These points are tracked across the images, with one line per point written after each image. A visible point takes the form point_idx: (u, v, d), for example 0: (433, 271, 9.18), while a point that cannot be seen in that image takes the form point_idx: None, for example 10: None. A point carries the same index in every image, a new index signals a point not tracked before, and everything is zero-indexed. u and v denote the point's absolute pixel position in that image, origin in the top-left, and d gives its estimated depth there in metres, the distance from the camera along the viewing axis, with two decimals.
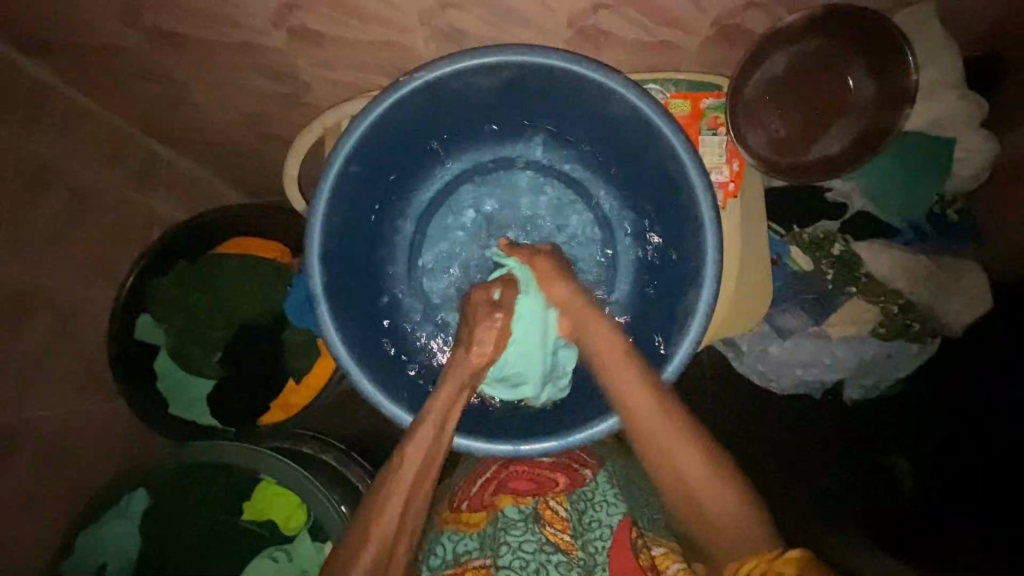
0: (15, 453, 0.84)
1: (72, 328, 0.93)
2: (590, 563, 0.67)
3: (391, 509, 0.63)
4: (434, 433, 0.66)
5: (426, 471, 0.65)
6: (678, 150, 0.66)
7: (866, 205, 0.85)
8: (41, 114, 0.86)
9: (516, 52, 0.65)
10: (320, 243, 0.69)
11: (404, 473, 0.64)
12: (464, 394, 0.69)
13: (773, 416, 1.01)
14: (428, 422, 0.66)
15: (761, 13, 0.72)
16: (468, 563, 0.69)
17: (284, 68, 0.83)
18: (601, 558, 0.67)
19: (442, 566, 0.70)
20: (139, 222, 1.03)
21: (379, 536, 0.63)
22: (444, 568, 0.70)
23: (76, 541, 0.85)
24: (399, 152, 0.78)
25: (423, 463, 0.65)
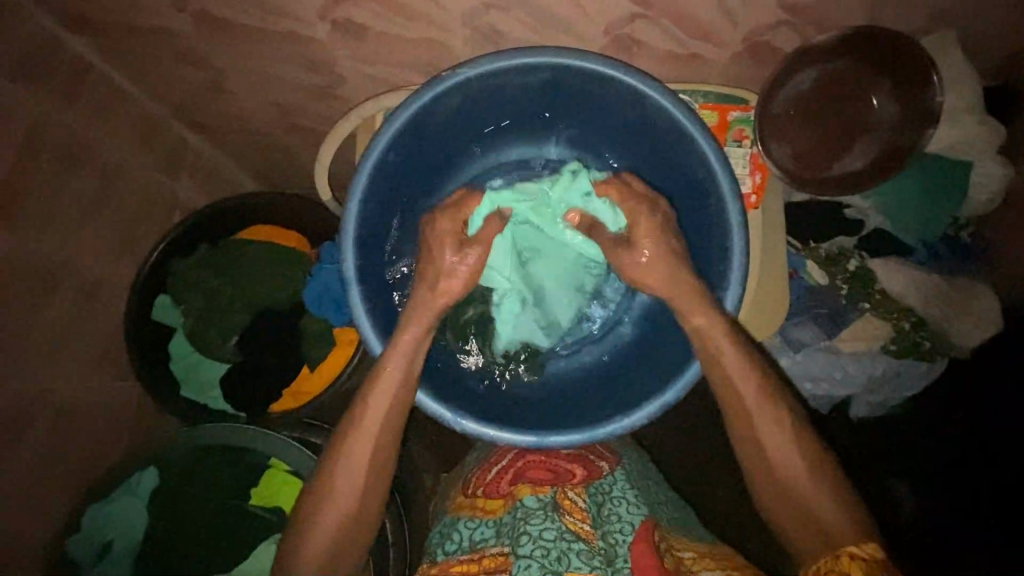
0: (31, 424, 0.84)
1: (92, 306, 0.93)
2: (612, 554, 0.65)
3: (348, 480, 0.66)
4: (390, 397, 0.67)
5: (380, 439, 0.67)
6: (708, 155, 0.69)
7: (882, 222, 0.88)
8: (79, 93, 0.87)
9: (558, 55, 0.68)
10: (355, 228, 0.71)
11: (355, 444, 0.67)
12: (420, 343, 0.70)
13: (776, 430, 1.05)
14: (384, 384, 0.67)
15: (791, 31, 0.75)
16: (484, 550, 0.67)
17: (323, 60, 0.85)
18: (623, 550, 0.65)
19: (457, 550, 0.69)
20: (163, 204, 1.03)
21: (334, 507, 0.66)
22: (460, 554, 0.68)
23: (83, 517, 0.84)
24: (435, 145, 0.79)
25: (379, 432, 0.67)
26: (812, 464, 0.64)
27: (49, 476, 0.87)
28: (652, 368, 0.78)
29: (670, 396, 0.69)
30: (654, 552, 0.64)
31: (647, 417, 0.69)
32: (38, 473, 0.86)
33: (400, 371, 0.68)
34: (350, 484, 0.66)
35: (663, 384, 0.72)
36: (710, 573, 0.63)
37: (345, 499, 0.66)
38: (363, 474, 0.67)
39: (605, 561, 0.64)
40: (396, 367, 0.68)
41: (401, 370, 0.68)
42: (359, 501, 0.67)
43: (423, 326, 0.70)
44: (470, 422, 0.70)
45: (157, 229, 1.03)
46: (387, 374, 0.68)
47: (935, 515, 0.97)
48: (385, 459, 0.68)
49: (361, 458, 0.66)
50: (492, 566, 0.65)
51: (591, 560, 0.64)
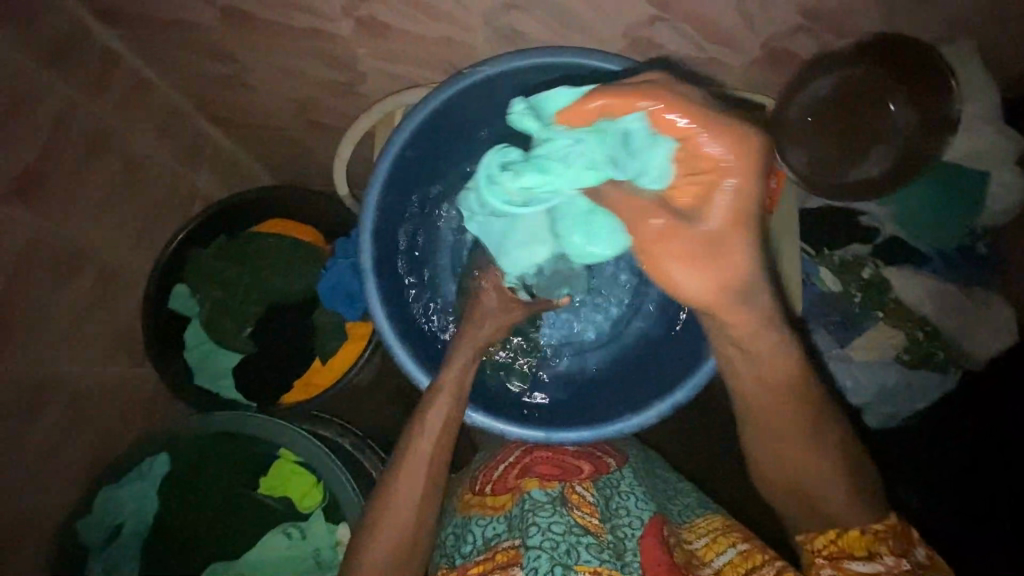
0: (48, 405, 0.85)
1: (111, 292, 0.95)
2: (621, 549, 0.65)
3: (398, 515, 0.65)
4: (436, 442, 0.68)
5: (429, 486, 0.66)
6: None
7: (898, 230, 0.88)
8: (107, 83, 0.89)
9: (576, 56, 0.69)
10: (372, 224, 0.73)
11: (403, 493, 0.65)
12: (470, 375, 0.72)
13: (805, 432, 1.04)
14: (435, 412, 0.69)
15: (810, 38, 0.75)
16: (498, 545, 0.67)
17: (345, 57, 0.87)
18: (632, 543, 0.65)
19: (474, 550, 0.69)
20: (184, 196, 1.06)
21: (384, 546, 0.64)
22: (475, 555, 0.68)
23: (96, 496, 0.86)
24: (453, 143, 0.80)
25: (425, 474, 0.66)
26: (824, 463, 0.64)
27: (62, 458, 0.89)
28: (663, 367, 0.78)
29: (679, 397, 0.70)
30: (663, 548, 0.65)
31: (655, 416, 0.71)
32: (54, 454, 0.87)
33: (445, 412, 0.69)
34: (402, 534, 0.64)
35: (673, 385, 0.73)
36: (721, 558, 0.65)
37: (398, 548, 0.64)
38: (416, 523, 0.65)
39: (614, 555, 0.64)
40: (442, 410, 0.69)
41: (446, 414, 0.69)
42: (411, 548, 0.65)
43: (462, 365, 0.72)
44: (482, 416, 0.72)
45: (176, 220, 1.05)
46: (434, 416, 0.68)
47: (945, 524, 0.97)
48: (429, 494, 0.66)
49: (410, 506, 0.65)
50: (505, 561, 0.65)
51: (601, 554, 0.63)
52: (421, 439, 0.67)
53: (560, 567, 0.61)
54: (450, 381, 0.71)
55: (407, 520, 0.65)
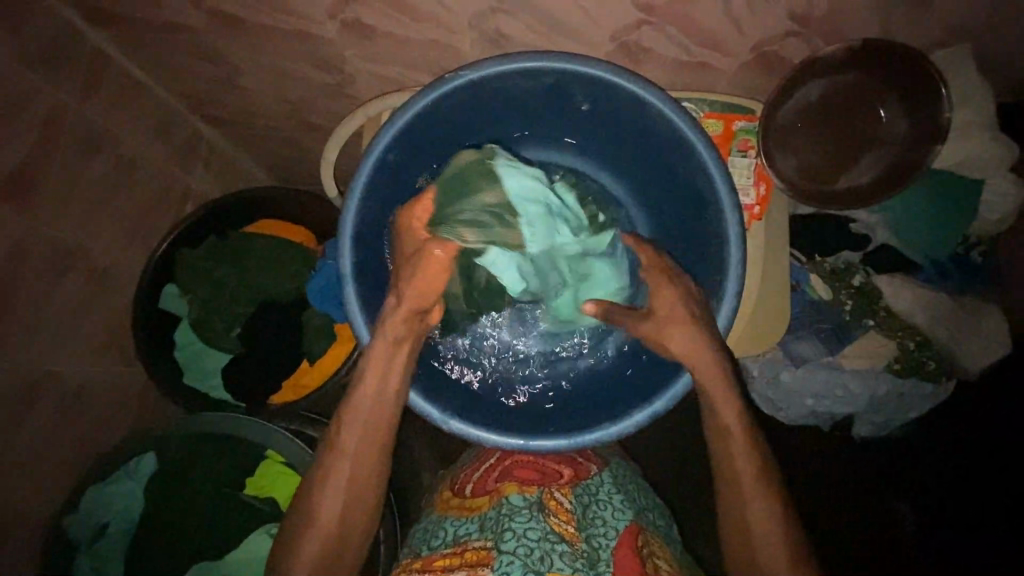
0: (39, 405, 0.86)
1: (102, 292, 0.96)
2: (595, 558, 0.65)
3: (333, 491, 0.68)
4: (371, 415, 0.69)
5: (360, 465, 0.69)
6: (706, 161, 0.68)
7: (889, 238, 0.87)
8: (99, 85, 0.89)
9: (560, 59, 0.68)
10: (353, 230, 0.72)
11: (337, 467, 0.68)
12: (401, 352, 0.70)
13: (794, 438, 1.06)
14: (367, 392, 0.69)
15: (801, 42, 0.74)
16: (468, 543, 0.66)
17: (332, 58, 0.86)
18: (605, 554, 0.65)
19: (441, 545, 0.68)
20: (176, 196, 1.06)
21: (319, 522, 0.67)
22: (442, 548, 0.67)
23: (82, 497, 0.86)
24: (438, 146, 0.80)
25: (359, 455, 0.69)
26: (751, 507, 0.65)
27: (53, 455, 0.90)
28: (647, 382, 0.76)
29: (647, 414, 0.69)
30: (637, 560, 0.64)
31: (633, 426, 0.69)
32: (45, 451, 0.88)
33: (375, 386, 0.69)
34: (333, 504, 0.68)
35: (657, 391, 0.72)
36: None
37: (332, 518, 0.67)
38: (346, 491, 0.68)
39: (587, 564, 0.64)
40: (368, 383, 0.69)
41: (376, 388, 0.69)
42: (343, 518, 0.68)
43: (392, 339, 0.70)
44: (459, 423, 0.70)
45: (169, 219, 1.06)
46: (364, 389, 0.69)
47: (940, 529, 1.02)
48: (367, 475, 0.69)
49: (342, 477, 0.68)
50: (474, 561, 0.64)
51: (575, 563, 0.63)
52: (353, 411, 0.69)
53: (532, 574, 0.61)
54: (377, 355, 0.69)
55: (339, 497, 0.68)
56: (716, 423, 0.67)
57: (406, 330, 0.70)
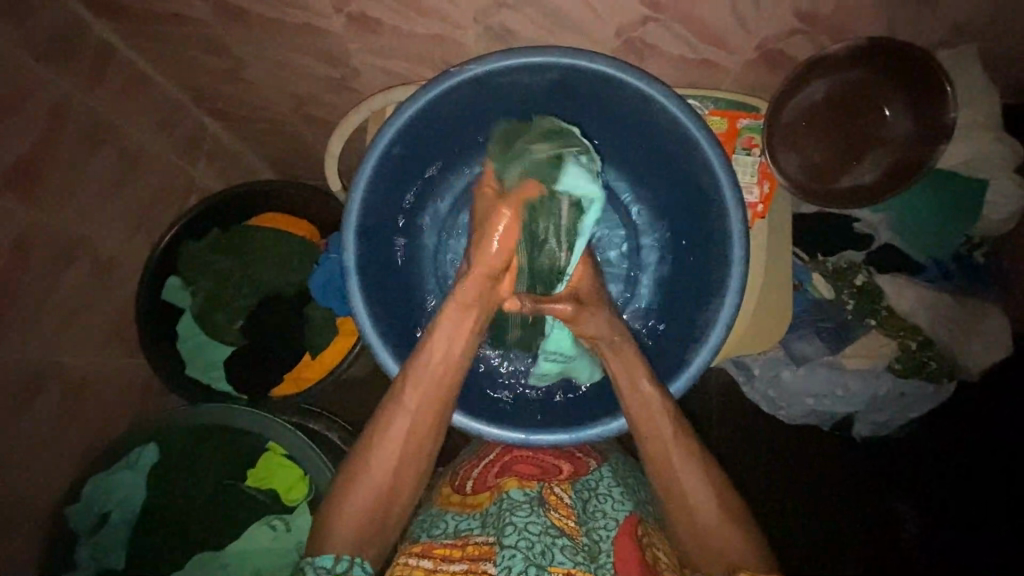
0: (42, 395, 0.87)
1: (105, 283, 0.96)
2: (595, 551, 0.65)
3: (390, 444, 0.67)
4: (440, 381, 0.70)
5: (419, 422, 0.68)
6: (711, 157, 0.68)
7: (893, 238, 0.86)
8: (103, 76, 0.89)
9: (566, 55, 0.68)
10: (357, 224, 0.72)
11: (396, 419, 0.68)
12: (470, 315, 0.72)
13: (795, 437, 1.06)
14: (433, 349, 0.70)
15: (806, 41, 0.74)
16: (469, 538, 0.67)
17: (337, 52, 0.86)
18: (605, 546, 0.66)
19: (442, 536, 0.68)
20: (178, 189, 1.06)
21: (372, 475, 0.66)
22: (443, 538, 0.68)
23: (85, 485, 0.87)
24: (441, 142, 0.80)
25: (422, 412, 0.68)
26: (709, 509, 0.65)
27: (53, 447, 0.90)
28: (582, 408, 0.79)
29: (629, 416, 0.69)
30: (637, 553, 0.65)
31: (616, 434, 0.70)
32: (48, 441, 0.89)
33: (442, 354, 0.70)
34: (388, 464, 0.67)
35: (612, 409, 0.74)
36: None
37: (382, 480, 0.67)
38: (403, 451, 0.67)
39: (588, 558, 0.64)
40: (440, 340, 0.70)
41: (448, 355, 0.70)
42: (396, 474, 0.67)
43: (461, 303, 0.72)
44: (459, 415, 0.71)
45: (172, 212, 1.06)
46: (430, 348, 0.70)
47: (944, 527, 1.02)
48: (426, 435, 0.69)
49: (399, 440, 0.67)
50: (476, 555, 0.65)
51: (575, 556, 0.63)
52: (420, 367, 0.69)
53: (533, 568, 0.61)
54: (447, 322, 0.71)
55: (396, 451, 0.67)
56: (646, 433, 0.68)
57: (476, 296, 0.72)
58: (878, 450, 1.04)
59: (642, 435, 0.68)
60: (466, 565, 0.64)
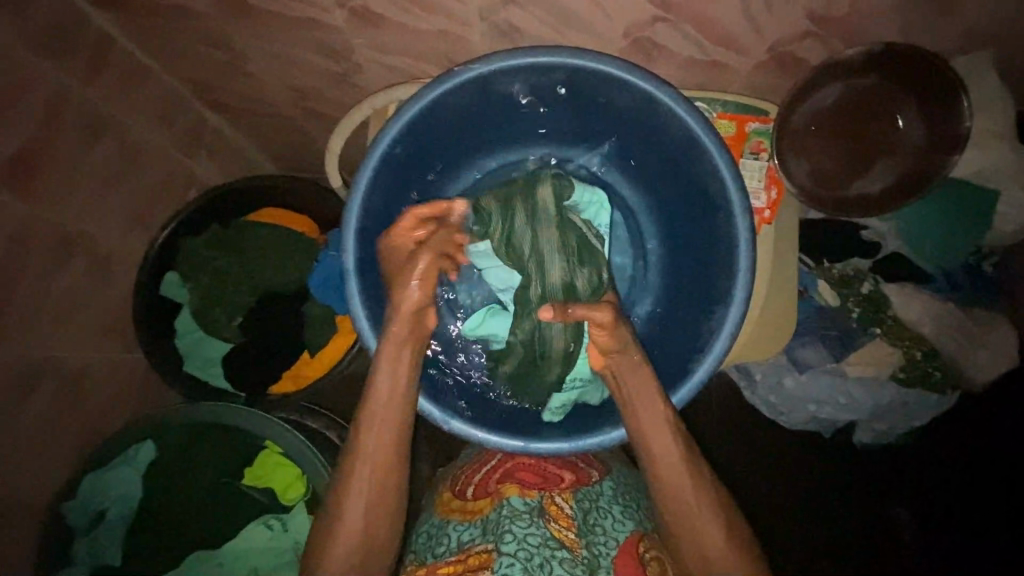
0: (38, 389, 0.86)
1: (103, 277, 0.95)
2: (594, 564, 0.65)
3: (354, 495, 0.66)
4: (390, 419, 0.68)
5: (380, 466, 0.67)
6: (718, 163, 0.67)
7: (901, 246, 0.85)
8: (101, 69, 0.88)
9: (574, 56, 0.67)
10: (357, 224, 0.71)
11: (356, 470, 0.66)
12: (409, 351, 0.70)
13: (796, 443, 1.05)
14: (381, 392, 0.68)
15: (818, 44, 0.72)
16: (470, 549, 0.67)
17: (340, 46, 0.85)
18: (605, 562, 0.65)
19: (446, 552, 0.68)
20: (178, 183, 1.05)
21: (347, 526, 0.65)
22: (447, 556, 0.68)
23: (80, 482, 0.86)
24: (445, 141, 0.79)
25: (378, 455, 0.67)
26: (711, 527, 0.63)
27: (50, 442, 0.89)
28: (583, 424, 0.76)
29: (629, 431, 0.68)
30: (637, 565, 0.66)
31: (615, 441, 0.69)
32: (44, 435, 0.88)
33: (387, 388, 0.68)
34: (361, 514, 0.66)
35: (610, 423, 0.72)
36: None
37: (356, 530, 0.65)
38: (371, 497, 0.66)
39: (587, 571, 0.64)
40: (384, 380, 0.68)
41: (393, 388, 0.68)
42: (369, 520, 0.66)
43: (402, 337, 0.70)
44: (457, 423, 0.70)
45: (171, 206, 1.05)
46: (378, 388, 0.68)
47: (949, 531, 1.02)
48: (388, 478, 0.67)
49: (362, 489, 0.66)
50: (476, 564, 0.65)
51: (573, 569, 0.64)
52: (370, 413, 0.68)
53: None
54: (387, 355, 0.69)
55: (364, 499, 0.66)
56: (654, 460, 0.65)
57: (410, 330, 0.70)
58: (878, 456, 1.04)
59: (647, 452, 0.66)
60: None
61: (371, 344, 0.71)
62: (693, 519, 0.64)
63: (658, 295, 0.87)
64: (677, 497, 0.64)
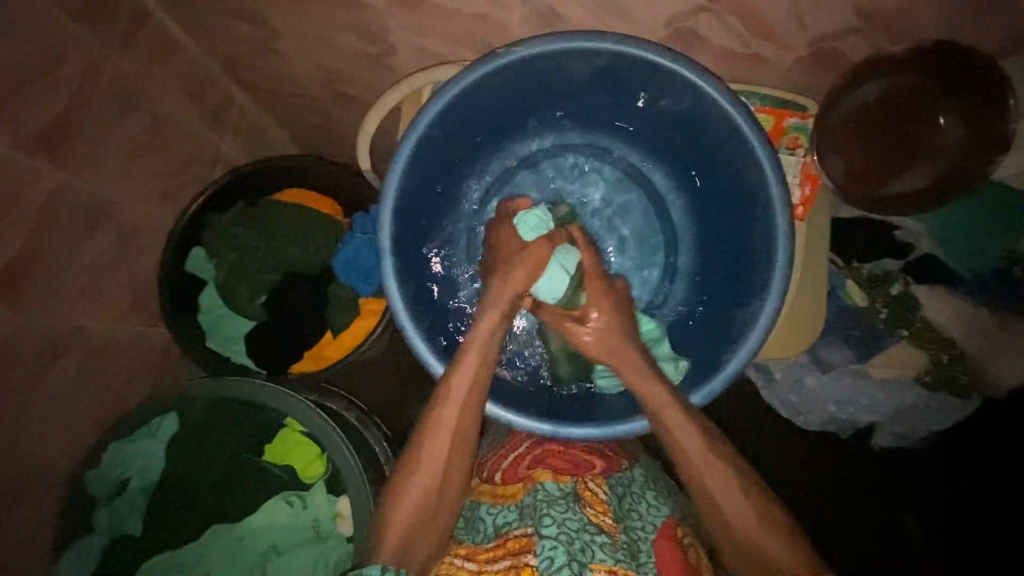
0: (64, 356, 0.86)
1: (131, 249, 0.95)
2: (634, 549, 0.65)
3: (427, 468, 0.67)
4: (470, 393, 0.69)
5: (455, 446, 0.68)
6: (759, 154, 0.67)
7: (934, 248, 0.85)
8: (133, 40, 0.87)
9: (617, 42, 0.66)
10: (393, 203, 0.71)
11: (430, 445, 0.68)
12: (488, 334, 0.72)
13: (811, 444, 1.06)
14: (462, 376, 0.69)
15: (862, 40, 0.71)
16: (509, 533, 0.68)
17: (376, 27, 0.84)
18: (645, 546, 0.66)
19: (485, 539, 0.69)
20: (204, 160, 1.05)
21: (411, 498, 0.67)
22: (486, 541, 0.69)
23: (104, 451, 0.87)
24: (482, 124, 0.79)
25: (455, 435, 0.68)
26: (729, 498, 0.65)
27: (75, 410, 0.90)
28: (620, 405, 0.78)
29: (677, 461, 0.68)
30: (677, 550, 0.66)
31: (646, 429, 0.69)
32: (69, 404, 0.89)
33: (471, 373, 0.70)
34: (433, 472, 0.68)
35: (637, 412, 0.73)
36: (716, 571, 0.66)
37: (420, 497, 0.67)
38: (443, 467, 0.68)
39: (627, 554, 0.65)
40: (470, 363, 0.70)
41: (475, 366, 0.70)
42: (433, 494, 0.67)
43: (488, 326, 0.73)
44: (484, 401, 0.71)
45: (198, 182, 1.05)
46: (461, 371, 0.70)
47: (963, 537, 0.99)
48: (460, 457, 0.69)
49: (431, 459, 0.68)
50: (516, 549, 0.66)
51: (616, 553, 0.63)
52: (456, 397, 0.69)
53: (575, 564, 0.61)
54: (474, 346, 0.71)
55: (433, 473, 0.67)
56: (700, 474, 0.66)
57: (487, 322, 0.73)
58: (892, 458, 1.04)
59: (688, 475, 0.67)
60: (509, 562, 0.65)
61: (404, 323, 0.71)
62: (738, 517, 0.65)
63: (687, 288, 0.88)
64: (712, 492, 0.66)
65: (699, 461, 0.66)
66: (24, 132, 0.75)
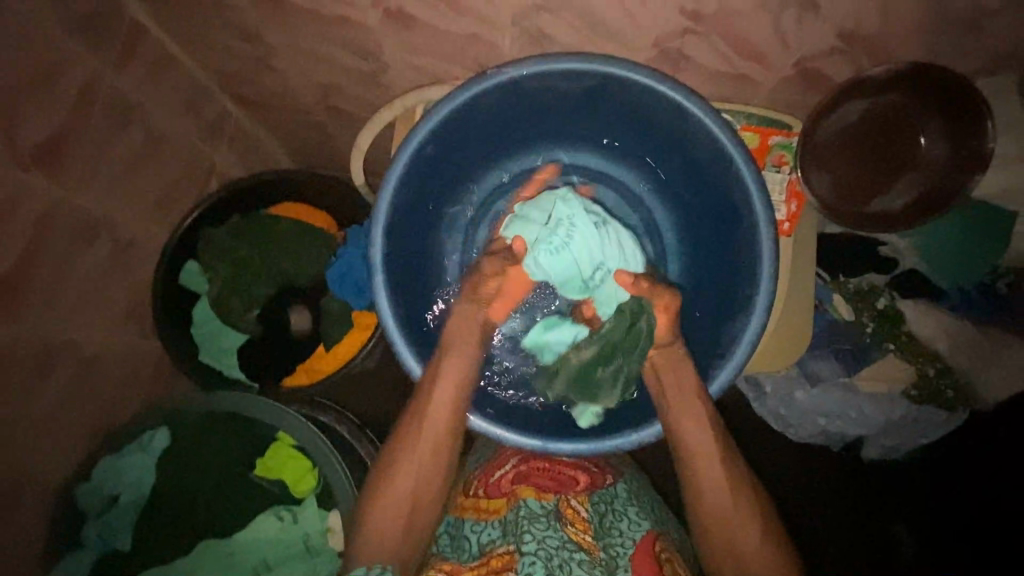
0: (56, 370, 0.86)
1: (125, 262, 0.96)
2: (613, 565, 0.65)
3: (403, 482, 0.69)
4: (446, 412, 0.71)
5: (431, 463, 0.70)
6: (744, 173, 0.68)
7: (918, 263, 0.87)
8: (130, 57, 0.89)
9: (606, 63, 0.67)
10: (386, 219, 0.72)
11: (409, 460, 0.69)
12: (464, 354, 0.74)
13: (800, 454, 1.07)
14: (442, 397, 0.71)
15: (845, 61, 0.73)
16: (492, 551, 0.67)
17: (369, 44, 0.86)
18: (623, 561, 0.65)
19: (470, 557, 0.68)
20: (200, 173, 1.06)
21: (390, 513, 0.68)
22: (470, 560, 0.68)
23: (95, 466, 0.88)
24: (474, 141, 0.80)
25: (432, 453, 0.70)
26: (724, 506, 0.67)
27: (66, 423, 0.90)
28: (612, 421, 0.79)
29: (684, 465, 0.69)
30: (655, 565, 0.65)
31: (629, 444, 0.70)
32: (60, 417, 0.88)
33: (448, 396, 0.71)
34: (409, 487, 0.69)
35: (627, 429, 0.73)
36: None
37: (397, 510, 0.68)
38: (419, 483, 0.69)
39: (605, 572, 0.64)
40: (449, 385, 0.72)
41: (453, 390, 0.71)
42: (410, 508, 0.69)
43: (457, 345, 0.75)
44: (477, 417, 0.72)
45: (193, 195, 1.06)
46: (440, 391, 0.71)
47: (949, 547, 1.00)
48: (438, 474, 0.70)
49: (407, 473, 0.69)
50: (499, 566, 0.66)
51: (592, 570, 0.64)
52: (434, 415, 0.70)
53: None
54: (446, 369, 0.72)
55: (409, 488, 0.69)
56: (699, 479, 0.68)
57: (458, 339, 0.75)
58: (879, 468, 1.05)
59: (692, 480, 0.69)
60: None
61: (394, 337, 0.72)
62: (730, 522, 0.66)
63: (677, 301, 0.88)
64: (710, 498, 0.67)
65: (704, 464, 0.68)
66: (20, 148, 0.75)
